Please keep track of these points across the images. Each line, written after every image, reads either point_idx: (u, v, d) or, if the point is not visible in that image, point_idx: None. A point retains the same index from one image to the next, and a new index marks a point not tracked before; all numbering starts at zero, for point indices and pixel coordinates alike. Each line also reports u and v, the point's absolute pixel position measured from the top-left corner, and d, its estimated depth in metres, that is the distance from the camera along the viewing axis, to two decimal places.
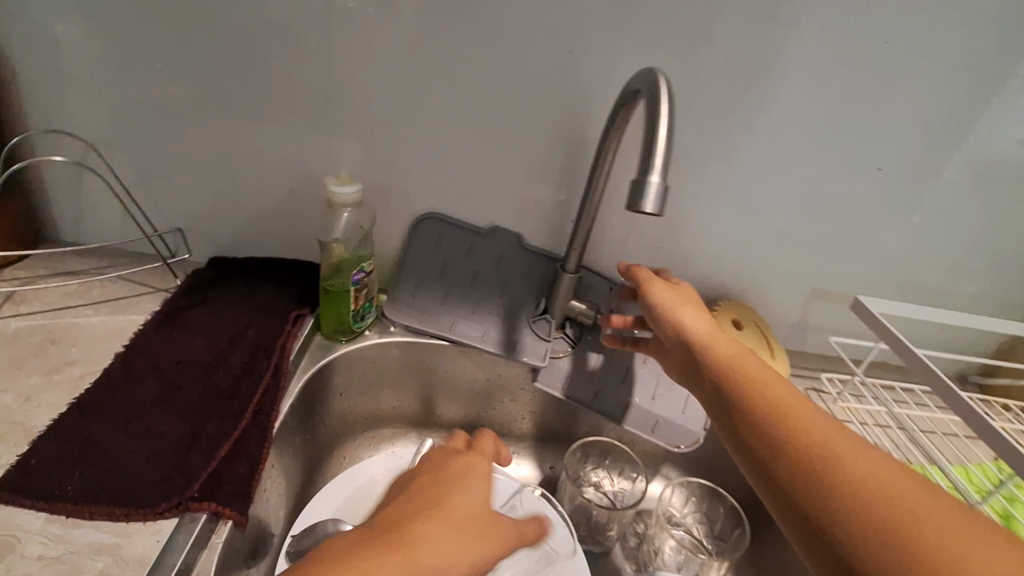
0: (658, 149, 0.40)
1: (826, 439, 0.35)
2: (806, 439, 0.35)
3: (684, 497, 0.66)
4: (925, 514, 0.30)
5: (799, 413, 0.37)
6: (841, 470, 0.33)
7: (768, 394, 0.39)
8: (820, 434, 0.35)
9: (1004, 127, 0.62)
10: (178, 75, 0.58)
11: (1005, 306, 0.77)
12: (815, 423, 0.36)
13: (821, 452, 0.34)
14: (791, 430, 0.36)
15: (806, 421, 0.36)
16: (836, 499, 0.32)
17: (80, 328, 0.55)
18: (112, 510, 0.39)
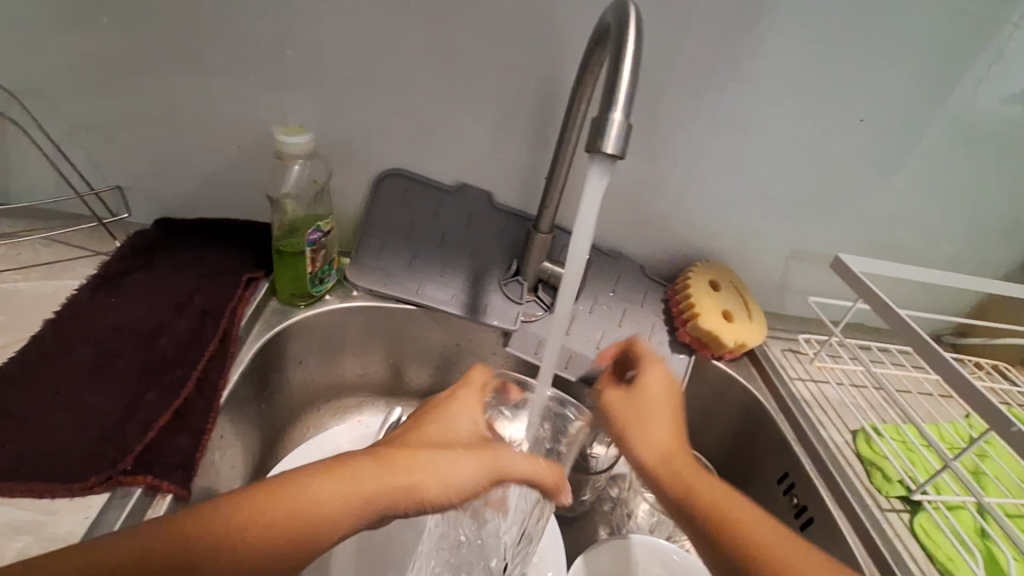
0: (622, 84, 0.37)
1: (739, 514, 0.39)
2: (719, 517, 0.39)
3: None
4: None
5: (704, 486, 0.40)
6: (747, 543, 0.37)
7: (678, 462, 0.42)
8: (723, 502, 0.40)
9: (987, 78, 0.60)
10: (103, 12, 0.52)
11: (976, 264, 0.77)
12: (715, 493, 0.40)
13: (728, 525, 0.38)
14: (691, 501, 0.40)
15: (707, 498, 0.40)
16: (749, 571, 0.37)
17: (7, 294, 0.51)
18: (33, 485, 0.36)
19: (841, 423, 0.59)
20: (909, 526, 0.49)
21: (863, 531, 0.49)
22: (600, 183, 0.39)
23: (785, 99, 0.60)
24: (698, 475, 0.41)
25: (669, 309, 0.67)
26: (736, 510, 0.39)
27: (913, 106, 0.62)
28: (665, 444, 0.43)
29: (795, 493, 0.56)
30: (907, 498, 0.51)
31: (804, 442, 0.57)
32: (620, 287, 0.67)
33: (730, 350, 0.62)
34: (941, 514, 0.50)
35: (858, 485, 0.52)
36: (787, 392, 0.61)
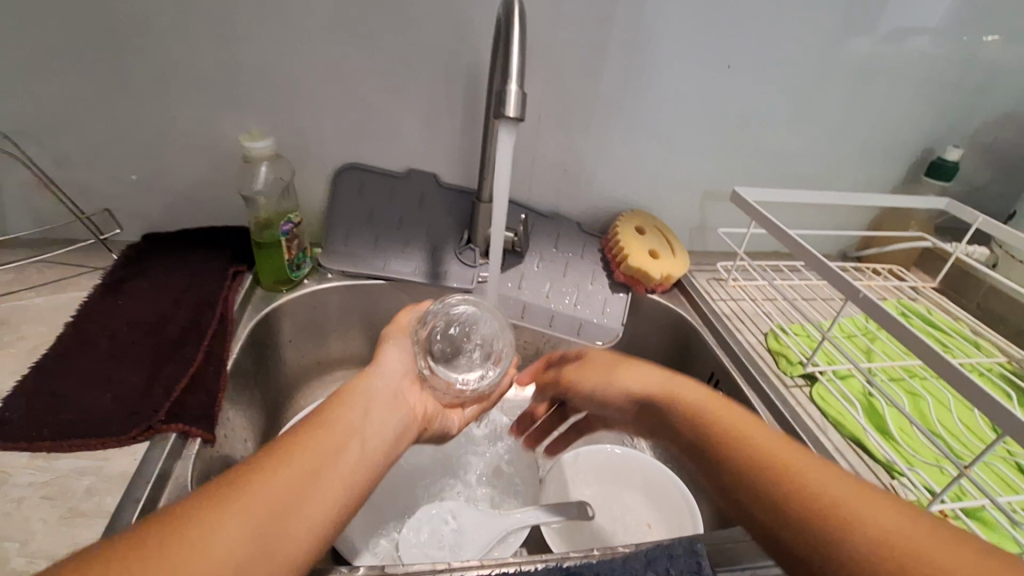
0: (514, 61, 0.47)
1: (742, 427, 0.40)
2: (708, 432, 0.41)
3: None
4: (888, 519, 0.31)
5: (309, 427, 0.37)
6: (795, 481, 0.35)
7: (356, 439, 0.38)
8: (744, 426, 0.40)
9: (841, 28, 0.72)
10: (75, 60, 0.59)
11: (866, 185, 0.89)
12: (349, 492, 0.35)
13: (709, 428, 0.41)
14: (720, 443, 0.40)
15: (638, 379, 0.48)
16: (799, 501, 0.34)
17: (26, 308, 0.58)
18: (87, 441, 0.44)
19: (755, 327, 0.70)
20: (809, 395, 0.60)
21: (773, 404, 0.59)
22: (510, 142, 0.48)
23: (677, 64, 0.70)
24: (338, 487, 0.34)
25: (605, 257, 0.77)
26: (720, 410, 0.42)
27: (784, 58, 0.73)
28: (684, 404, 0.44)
29: (721, 388, 0.66)
30: (805, 373, 0.62)
31: (726, 348, 0.66)
32: (561, 243, 0.77)
33: (657, 281, 0.73)
34: (834, 383, 0.61)
35: (768, 371, 0.63)
36: (708, 310, 0.71)
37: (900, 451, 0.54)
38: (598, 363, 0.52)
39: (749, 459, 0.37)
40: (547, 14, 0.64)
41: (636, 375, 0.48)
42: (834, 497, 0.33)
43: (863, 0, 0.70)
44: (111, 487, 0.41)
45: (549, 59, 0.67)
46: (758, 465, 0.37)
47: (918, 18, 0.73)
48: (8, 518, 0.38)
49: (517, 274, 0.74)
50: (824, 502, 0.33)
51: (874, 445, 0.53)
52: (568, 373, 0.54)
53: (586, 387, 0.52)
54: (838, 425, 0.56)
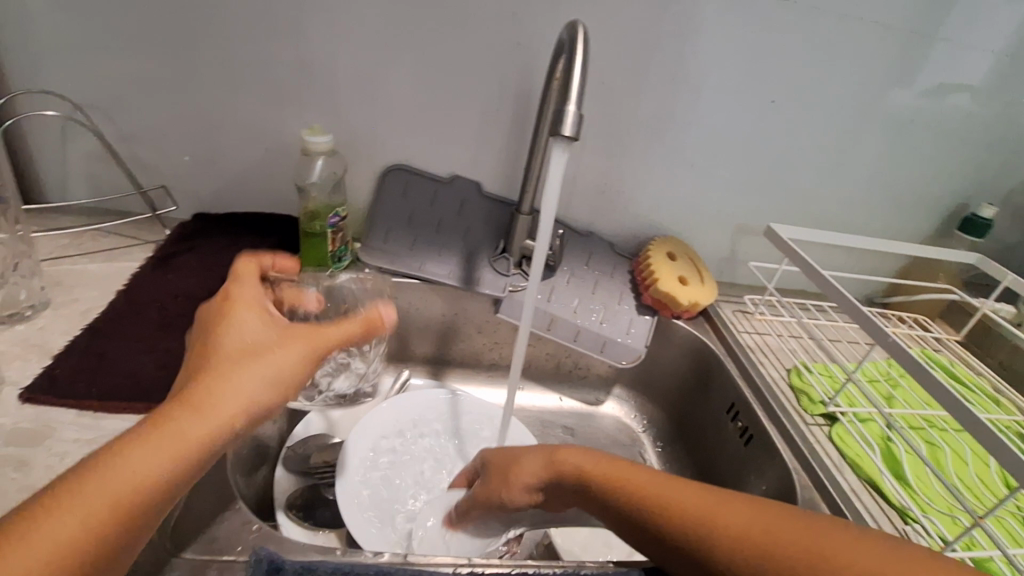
0: (574, 84, 0.49)
1: (654, 492, 0.42)
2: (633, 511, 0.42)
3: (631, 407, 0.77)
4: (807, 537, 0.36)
5: (181, 409, 0.35)
6: (726, 536, 0.38)
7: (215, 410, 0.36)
8: (650, 493, 0.42)
9: (886, 79, 0.74)
10: (154, 44, 0.63)
11: (897, 234, 0.90)
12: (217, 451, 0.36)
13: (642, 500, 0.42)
14: (647, 519, 0.41)
15: (562, 456, 0.47)
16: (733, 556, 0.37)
17: (80, 272, 0.61)
18: (133, 405, 0.46)
19: (778, 363, 0.71)
20: (828, 434, 0.60)
21: (791, 440, 0.59)
22: (561, 159, 0.50)
23: (722, 99, 0.72)
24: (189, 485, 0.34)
25: (634, 279, 0.78)
26: (640, 480, 0.43)
27: (827, 103, 0.74)
28: (599, 480, 0.44)
29: (739, 419, 0.66)
30: (825, 413, 0.62)
31: (748, 380, 0.67)
32: (592, 261, 0.78)
33: (684, 307, 0.74)
34: (853, 424, 0.61)
35: (788, 407, 0.63)
36: (733, 341, 0.72)
37: (916, 498, 0.54)
38: (525, 456, 0.49)
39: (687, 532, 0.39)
40: (603, 41, 0.66)
41: (549, 463, 0.47)
42: (758, 542, 0.37)
43: (910, 54, 0.72)
44: None
45: (600, 83, 0.69)
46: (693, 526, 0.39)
47: (963, 76, 0.75)
48: (54, 470, 0.40)
49: (547, 287, 0.75)
50: (746, 544, 0.37)
51: (891, 489, 0.53)
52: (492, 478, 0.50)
53: (519, 485, 0.48)
54: (854, 466, 0.56)
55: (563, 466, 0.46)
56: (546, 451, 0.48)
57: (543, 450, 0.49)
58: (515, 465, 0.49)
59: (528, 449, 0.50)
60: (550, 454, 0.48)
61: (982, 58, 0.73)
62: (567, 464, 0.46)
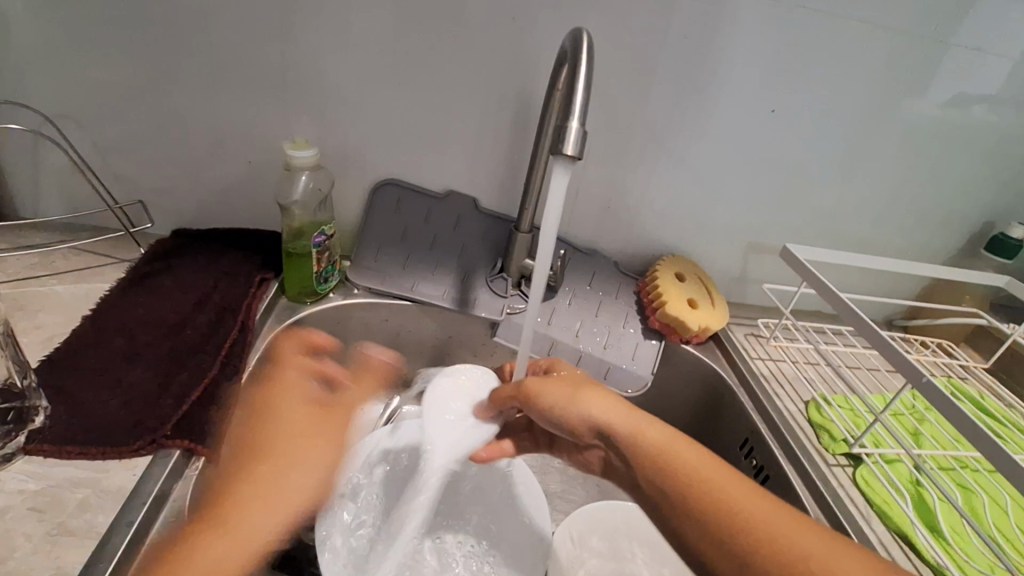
0: (577, 97, 0.45)
1: (702, 469, 0.44)
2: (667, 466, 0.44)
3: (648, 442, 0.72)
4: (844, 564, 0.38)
5: None
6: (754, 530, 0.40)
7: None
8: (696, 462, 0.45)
9: (911, 90, 0.69)
10: (129, 50, 0.59)
11: (919, 253, 0.85)
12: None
13: (676, 470, 0.44)
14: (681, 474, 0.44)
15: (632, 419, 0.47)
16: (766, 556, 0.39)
17: (45, 295, 0.57)
18: (88, 449, 0.42)
19: (795, 394, 0.66)
20: (851, 477, 0.56)
21: (811, 482, 0.55)
22: (563, 180, 0.46)
23: (736, 110, 0.68)
24: None
25: (640, 300, 0.74)
26: (686, 451, 0.45)
27: (847, 116, 0.70)
28: (649, 437, 0.46)
29: (753, 456, 0.62)
30: (849, 453, 0.58)
31: (763, 413, 0.62)
32: (596, 281, 0.74)
33: (694, 332, 0.69)
34: (879, 466, 0.57)
35: (806, 445, 0.58)
36: (746, 369, 0.67)
37: (951, 553, 0.49)
38: (602, 395, 0.49)
39: (702, 494, 0.43)
40: (609, 48, 0.62)
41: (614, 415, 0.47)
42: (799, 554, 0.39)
43: (937, 64, 0.67)
44: (105, 505, 0.39)
45: (606, 93, 0.65)
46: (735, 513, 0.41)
47: (994, 88, 0.70)
48: None
49: (547, 309, 0.71)
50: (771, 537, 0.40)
51: (925, 545, 0.49)
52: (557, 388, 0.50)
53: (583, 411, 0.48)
54: (883, 515, 0.52)
55: (625, 423, 0.47)
56: (621, 410, 0.48)
57: (615, 406, 0.48)
58: (580, 403, 0.48)
59: (598, 399, 0.48)
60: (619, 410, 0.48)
61: (1014, 68, 0.69)
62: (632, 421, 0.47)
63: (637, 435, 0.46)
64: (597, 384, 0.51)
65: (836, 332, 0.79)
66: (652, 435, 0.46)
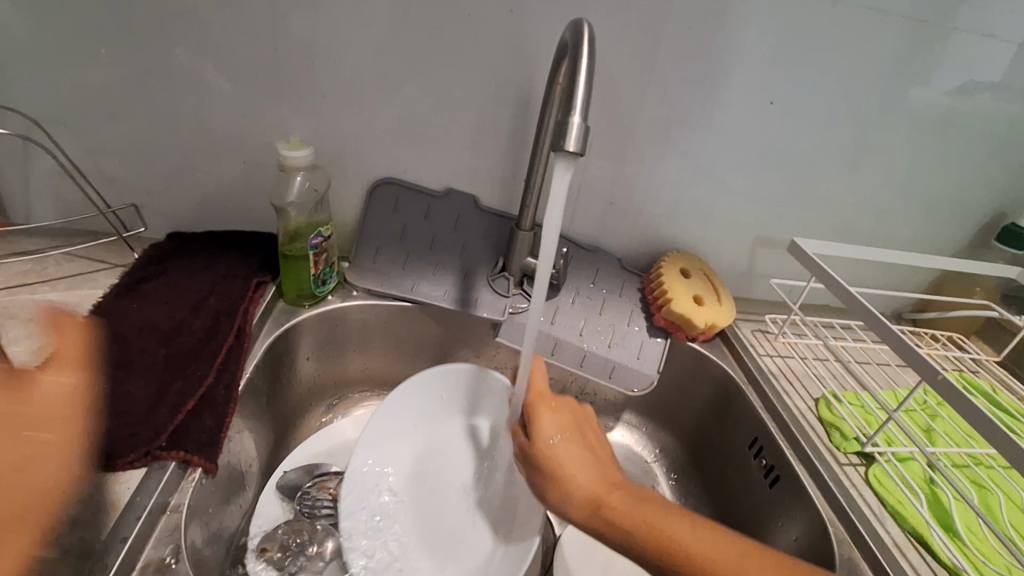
0: (579, 91, 0.43)
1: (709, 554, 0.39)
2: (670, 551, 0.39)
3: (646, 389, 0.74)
4: None
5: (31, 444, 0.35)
6: None
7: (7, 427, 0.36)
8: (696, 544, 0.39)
9: (920, 79, 0.67)
10: (117, 50, 0.57)
11: (928, 244, 0.83)
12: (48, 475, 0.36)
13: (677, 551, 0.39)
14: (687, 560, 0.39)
15: (619, 502, 0.42)
16: None
17: (38, 303, 0.56)
18: (81, 462, 0.41)
19: (804, 391, 0.65)
20: (864, 476, 0.54)
21: (822, 482, 0.54)
22: (566, 177, 0.45)
23: (742, 102, 0.66)
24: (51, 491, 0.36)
25: (644, 297, 0.73)
26: (688, 537, 0.40)
27: (855, 106, 0.68)
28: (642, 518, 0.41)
29: (763, 455, 0.60)
30: (861, 451, 0.56)
31: (772, 411, 0.61)
32: (600, 278, 0.72)
33: (700, 330, 0.68)
34: (892, 465, 0.56)
35: (816, 443, 0.57)
36: (754, 366, 0.66)
37: (969, 555, 0.48)
38: (580, 472, 0.43)
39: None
40: (612, 39, 0.60)
41: (597, 492, 0.42)
42: None
43: (948, 51, 0.65)
44: (99, 521, 0.38)
45: (608, 86, 0.63)
46: None
47: (1006, 74, 0.68)
48: None
49: (551, 308, 0.70)
50: None
51: (941, 547, 0.48)
52: (534, 468, 0.45)
53: (561, 504, 0.43)
54: (896, 515, 0.51)
55: (610, 501, 0.42)
56: (601, 494, 0.42)
57: (596, 484, 0.43)
58: (558, 475, 0.43)
59: (577, 476, 0.43)
60: (608, 497, 0.42)
61: None
62: (619, 502, 0.41)
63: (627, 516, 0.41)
64: (577, 449, 0.45)
65: (844, 326, 0.78)
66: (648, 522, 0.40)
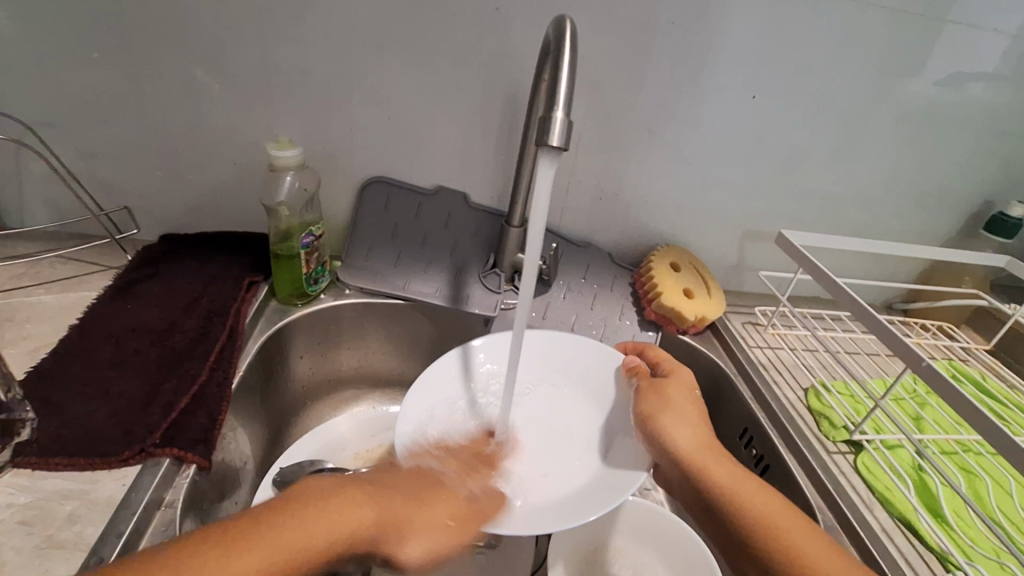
0: (562, 87, 0.44)
1: (761, 505, 0.43)
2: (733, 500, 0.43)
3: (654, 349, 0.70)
4: None
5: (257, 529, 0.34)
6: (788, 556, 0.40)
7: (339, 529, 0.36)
8: (755, 499, 0.43)
9: (904, 71, 0.68)
10: (107, 53, 0.58)
11: (917, 235, 0.84)
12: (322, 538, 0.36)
13: (734, 497, 0.43)
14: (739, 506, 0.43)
15: (699, 452, 0.46)
16: None
17: (32, 305, 0.57)
18: (76, 460, 0.41)
19: (794, 382, 0.65)
20: (853, 464, 0.55)
21: (811, 470, 0.54)
22: (550, 172, 0.45)
23: (728, 96, 0.66)
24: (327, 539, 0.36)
25: (636, 291, 0.73)
26: (748, 488, 0.44)
27: (841, 98, 0.69)
28: (711, 466, 0.45)
29: (754, 445, 0.61)
30: (850, 440, 0.57)
31: (762, 402, 0.62)
32: (590, 274, 0.73)
33: (690, 322, 0.68)
34: (881, 453, 0.56)
35: (806, 433, 0.58)
36: (744, 358, 0.67)
37: (957, 539, 0.48)
38: (682, 417, 0.49)
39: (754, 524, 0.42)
40: (598, 34, 0.60)
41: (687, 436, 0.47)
42: None
43: (930, 42, 0.66)
44: (94, 517, 0.39)
45: (596, 83, 0.64)
46: (778, 537, 0.41)
47: (991, 65, 0.69)
48: None
49: (542, 303, 0.70)
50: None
51: (928, 532, 0.48)
52: (645, 400, 0.50)
53: (650, 431, 0.48)
54: (885, 502, 0.51)
55: (693, 445, 0.47)
56: (689, 441, 0.47)
57: (690, 432, 0.47)
58: (653, 412, 0.49)
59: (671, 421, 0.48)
60: (693, 443, 0.47)
61: (1013, 43, 0.68)
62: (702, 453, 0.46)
63: (702, 461, 0.46)
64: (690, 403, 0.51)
65: (833, 317, 0.79)
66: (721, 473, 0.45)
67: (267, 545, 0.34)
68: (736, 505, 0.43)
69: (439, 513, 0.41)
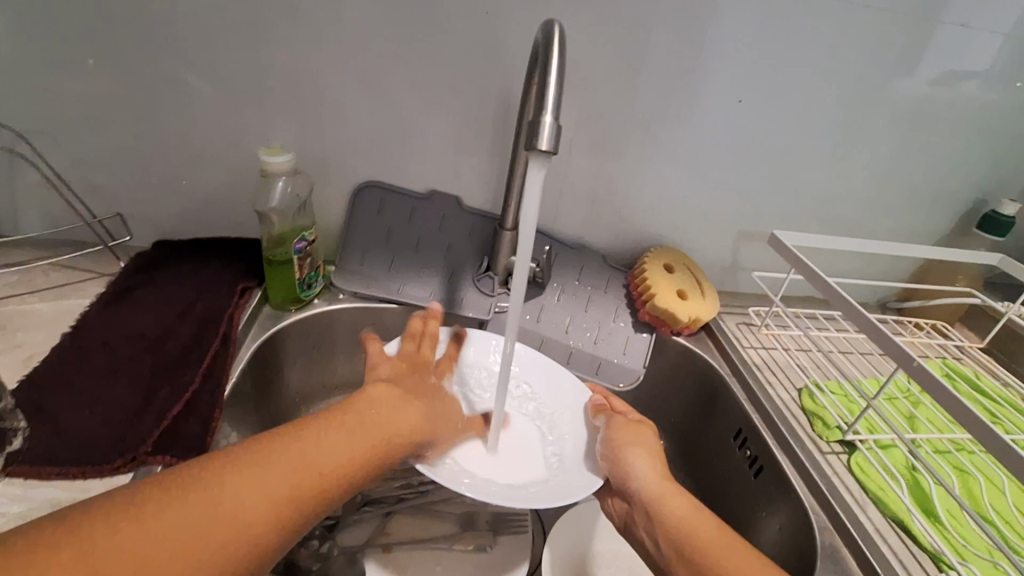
0: (550, 91, 0.44)
1: (705, 539, 0.42)
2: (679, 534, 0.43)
3: (648, 349, 0.70)
4: None
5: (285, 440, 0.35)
6: None
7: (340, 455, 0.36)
8: (698, 532, 0.42)
9: (895, 71, 0.68)
10: (98, 61, 0.58)
11: (910, 234, 0.84)
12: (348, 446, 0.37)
13: (679, 531, 0.43)
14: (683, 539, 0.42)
15: (651, 486, 0.46)
16: None
17: (25, 313, 0.57)
18: (68, 469, 0.41)
19: (788, 382, 0.65)
20: (846, 464, 0.55)
21: (804, 471, 0.54)
22: (540, 176, 0.45)
23: (720, 97, 0.67)
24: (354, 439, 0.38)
25: (629, 293, 0.73)
26: (694, 520, 0.43)
27: (833, 98, 0.69)
28: (661, 500, 0.45)
29: (748, 446, 0.61)
30: (843, 440, 0.57)
31: (756, 403, 0.62)
32: (584, 276, 0.73)
33: (684, 324, 0.69)
34: (874, 452, 0.56)
35: (799, 433, 0.58)
36: (738, 358, 0.67)
37: (950, 539, 0.49)
38: (643, 452, 0.48)
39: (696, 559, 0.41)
40: (588, 38, 0.61)
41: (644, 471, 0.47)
42: None
43: (921, 42, 0.66)
44: None
45: (587, 85, 0.64)
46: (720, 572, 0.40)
47: (982, 64, 0.69)
48: None
49: (536, 306, 0.70)
50: None
51: (921, 532, 0.48)
52: (606, 434, 0.50)
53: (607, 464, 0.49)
54: (878, 501, 0.51)
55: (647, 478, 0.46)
56: (644, 476, 0.46)
57: (646, 467, 0.47)
58: (614, 444, 0.49)
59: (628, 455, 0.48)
60: (648, 477, 0.46)
61: (1003, 43, 0.68)
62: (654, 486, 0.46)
63: (654, 495, 0.45)
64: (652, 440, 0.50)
65: (827, 316, 0.79)
66: (671, 507, 0.45)
67: (300, 450, 0.35)
68: (679, 539, 0.43)
69: (448, 406, 0.48)
